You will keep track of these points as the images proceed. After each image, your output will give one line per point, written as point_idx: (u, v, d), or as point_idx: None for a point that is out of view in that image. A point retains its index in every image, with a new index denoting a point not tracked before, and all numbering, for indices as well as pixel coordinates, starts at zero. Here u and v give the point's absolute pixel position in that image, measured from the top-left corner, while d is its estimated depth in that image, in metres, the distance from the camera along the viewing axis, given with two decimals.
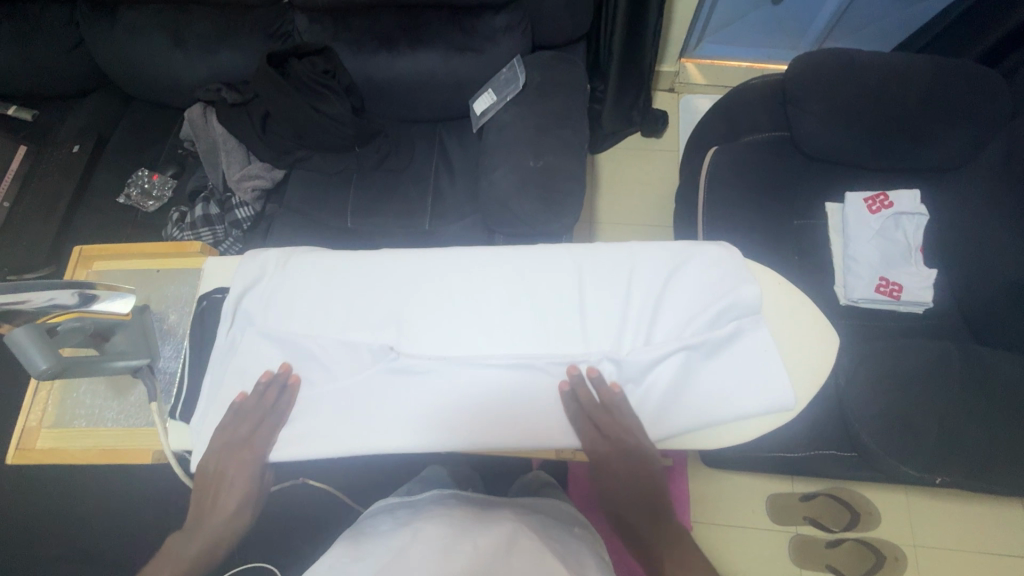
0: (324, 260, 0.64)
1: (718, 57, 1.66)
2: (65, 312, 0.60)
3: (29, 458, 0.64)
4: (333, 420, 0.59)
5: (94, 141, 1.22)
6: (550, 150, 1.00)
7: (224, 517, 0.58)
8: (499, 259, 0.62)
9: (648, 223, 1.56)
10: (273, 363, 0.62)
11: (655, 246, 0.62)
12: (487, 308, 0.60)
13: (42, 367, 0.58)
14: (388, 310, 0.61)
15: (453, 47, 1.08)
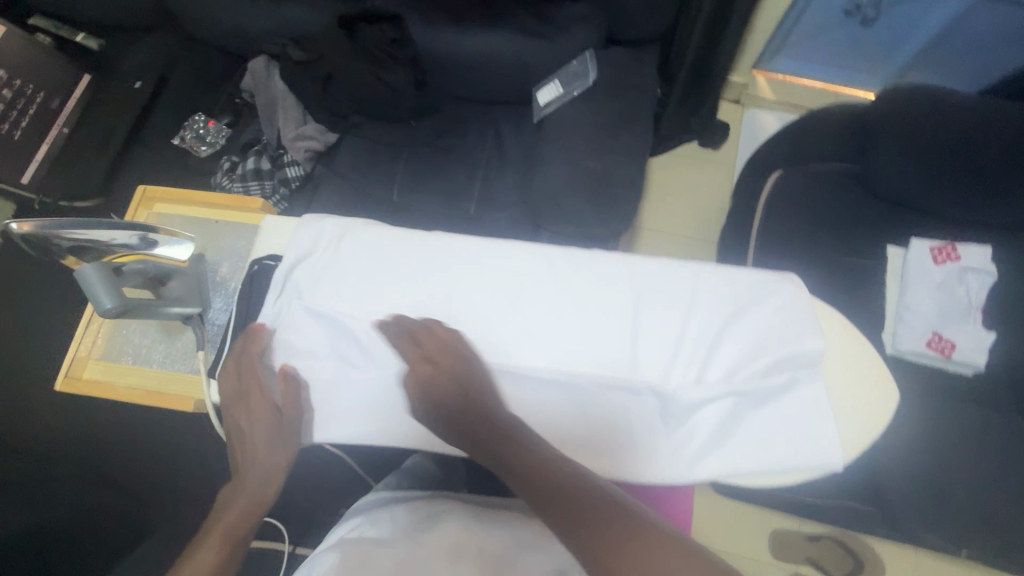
0: (377, 241, 0.63)
1: (791, 73, 1.59)
2: (130, 254, 0.57)
3: (76, 388, 0.61)
4: (372, 409, 0.59)
5: (155, 80, 1.23)
6: (610, 154, 0.98)
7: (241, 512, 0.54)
8: (554, 267, 0.60)
9: (691, 235, 1.52)
10: (312, 340, 0.60)
11: (720, 280, 0.59)
12: (537, 316, 0.58)
13: (108, 306, 0.54)
14: (439, 302, 0.60)
15: (524, 32, 1.05)
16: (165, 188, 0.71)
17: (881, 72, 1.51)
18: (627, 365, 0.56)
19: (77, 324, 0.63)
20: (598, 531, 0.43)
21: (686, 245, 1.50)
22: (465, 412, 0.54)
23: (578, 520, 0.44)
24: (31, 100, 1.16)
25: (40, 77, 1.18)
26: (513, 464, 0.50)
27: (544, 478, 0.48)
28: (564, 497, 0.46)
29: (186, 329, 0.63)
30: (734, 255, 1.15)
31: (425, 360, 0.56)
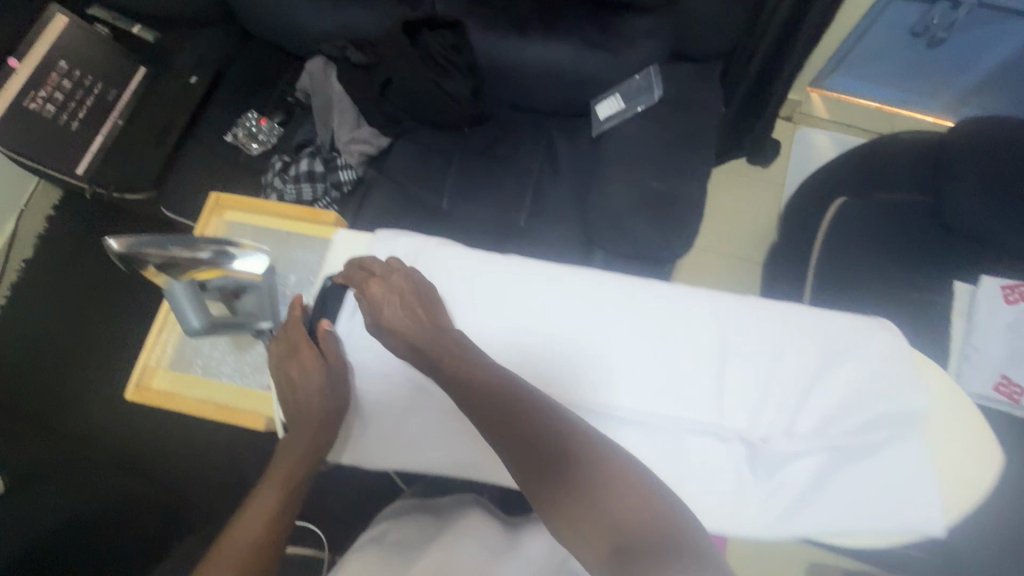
0: (454, 261, 0.62)
1: (848, 92, 1.53)
2: (212, 269, 0.58)
3: (144, 395, 0.61)
4: (436, 438, 0.59)
5: (211, 76, 1.24)
6: (675, 174, 0.96)
7: (290, 476, 0.56)
8: (637, 299, 0.58)
9: (738, 256, 1.47)
10: (388, 364, 0.62)
11: (814, 322, 0.56)
12: (618, 351, 0.56)
13: (194, 324, 0.55)
14: (512, 331, 0.59)
15: (588, 43, 1.02)
16: (240, 198, 0.70)
17: (945, 94, 1.45)
18: (714, 408, 0.54)
19: (149, 331, 0.64)
20: (549, 457, 0.46)
21: (731, 266, 1.45)
22: (407, 329, 0.56)
23: (529, 444, 0.47)
24: (89, 91, 1.17)
25: (98, 69, 1.18)
26: (490, 405, 0.50)
27: (495, 403, 0.50)
28: (518, 421, 0.48)
29: (257, 341, 0.63)
30: (791, 283, 1.10)
31: (376, 281, 0.58)
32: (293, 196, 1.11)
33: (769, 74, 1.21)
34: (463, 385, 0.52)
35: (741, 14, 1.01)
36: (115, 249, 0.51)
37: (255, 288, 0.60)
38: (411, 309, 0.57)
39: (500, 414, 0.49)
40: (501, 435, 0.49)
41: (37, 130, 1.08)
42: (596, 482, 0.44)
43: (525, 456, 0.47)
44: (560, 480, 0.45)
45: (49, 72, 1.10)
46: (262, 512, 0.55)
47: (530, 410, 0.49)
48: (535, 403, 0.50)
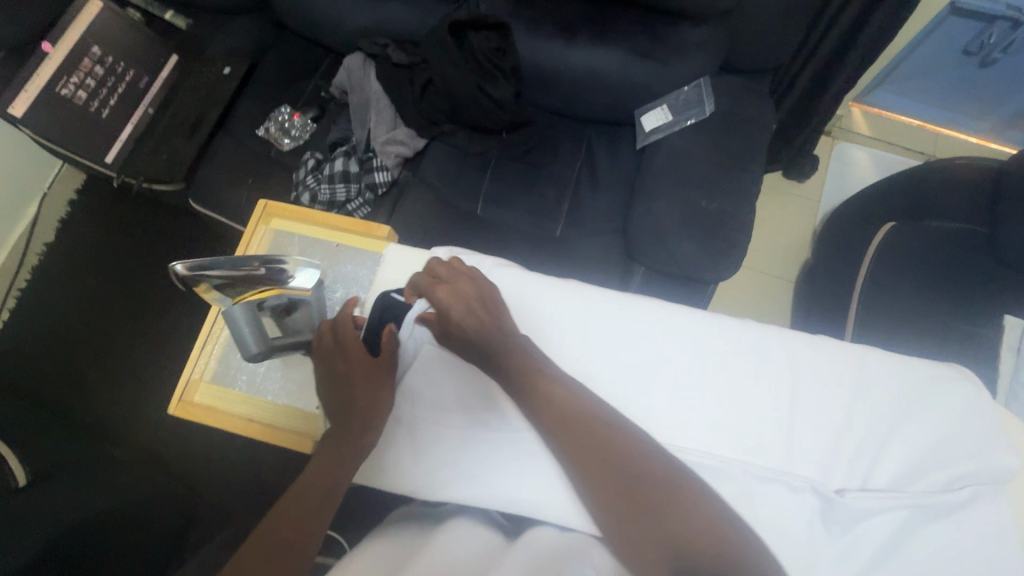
0: (522, 286, 0.65)
1: (889, 108, 1.48)
2: (267, 288, 0.60)
3: (189, 408, 0.67)
4: (498, 465, 0.61)
5: (245, 67, 1.21)
6: (724, 194, 0.93)
7: (326, 474, 0.58)
8: (709, 335, 0.60)
9: (773, 274, 1.40)
10: (456, 390, 0.63)
11: (889, 371, 0.57)
12: (687, 386, 0.59)
13: (253, 350, 0.60)
14: (576, 359, 0.61)
15: (638, 52, 0.98)
16: (289, 207, 0.76)
17: (991, 116, 1.40)
18: (786, 457, 0.56)
19: (194, 347, 0.69)
20: (619, 471, 0.52)
21: (763, 283, 1.39)
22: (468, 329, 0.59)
23: (602, 457, 0.53)
24: (120, 78, 1.14)
25: (130, 55, 1.16)
26: (549, 411, 0.55)
27: (570, 420, 0.55)
28: (592, 438, 0.53)
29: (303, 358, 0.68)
30: (833, 308, 1.06)
31: (445, 287, 0.60)
32: (327, 195, 1.08)
33: (817, 89, 1.17)
34: (536, 402, 0.56)
35: (799, 28, 0.97)
36: (181, 272, 0.55)
37: (305, 303, 0.62)
38: (479, 315, 0.60)
39: (576, 430, 0.54)
40: (574, 448, 0.54)
41: (66, 117, 1.06)
42: (658, 493, 0.51)
43: (596, 469, 0.53)
44: (629, 494, 0.51)
45: (82, 58, 1.08)
46: (296, 510, 0.56)
47: (603, 428, 0.54)
48: (605, 420, 0.55)
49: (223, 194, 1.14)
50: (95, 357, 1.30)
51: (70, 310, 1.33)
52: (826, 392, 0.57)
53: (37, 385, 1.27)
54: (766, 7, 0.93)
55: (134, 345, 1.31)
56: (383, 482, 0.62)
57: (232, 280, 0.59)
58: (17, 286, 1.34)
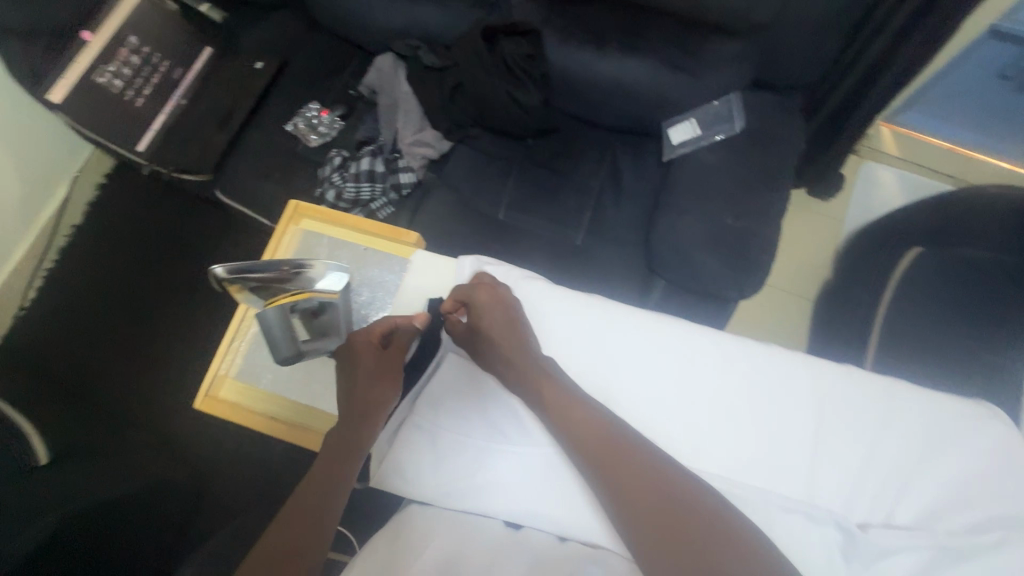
0: (551, 300, 0.67)
1: (919, 130, 1.44)
2: (297, 293, 0.61)
3: (213, 402, 0.71)
4: (521, 478, 0.62)
5: (276, 63, 1.23)
6: (751, 213, 0.92)
7: (332, 476, 0.58)
8: (736, 361, 0.61)
9: (791, 291, 1.38)
10: (477, 398, 0.66)
11: (920, 407, 0.58)
12: (711, 412, 0.60)
13: (284, 352, 0.63)
14: (602, 375, 0.63)
15: (669, 63, 0.98)
16: (317, 209, 0.80)
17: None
18: (809, 488, 0.57)
19: (222, 343, 0.73)
20: (659, 505, 0.50)
21: (781, 299, 1.37)
22: (496, 336, 0.63)
23: (641, 488, 0.51)
24: (155, 68, 1.16)
25: (166, 46, 1.18)
26: (591, 439, 0.55)
27: (605, 449, 0.54)
28: (629, 469, 0.52)
29: (325, 361, 0.71)
30: (853, 330, 1.04)
31: (483, 291, 0.65)
32: (352, 193, 1.09)
33: (848, 107, 1.15)
34: (568, 425, 0.56)
35: (834, 46, 0.96)
36: (219, 275, 0.60)
37: (333, 307, 0.64)
38: (513, 326, 0.64)
39: (612, 459, 0.53)
40: (609, 478, 0.53)
41: (100, 105, 1.08)
42: (701, 528, 0.49)
43: (634, 501, 0.51)
44: (670, 530, 0.49)
45: (119, 47, 1.10)
46: (302, 515, 0.56)
47: (638, 458, 0.53)
48: (640, 451, 0.54)
49: (249, 186, 1.16)
50: (118, 340, 1.32)
51: (95, 292, 1.36)
52: (853, 425, 0.58)
53: (61, 365, 1.30)
54: (802, 24, 0.92)
55: (156, 329, 1.33)
56: (402, 485, 0.64)
57: (265, 282, 0.63)
58: (44, 266, 1.37)
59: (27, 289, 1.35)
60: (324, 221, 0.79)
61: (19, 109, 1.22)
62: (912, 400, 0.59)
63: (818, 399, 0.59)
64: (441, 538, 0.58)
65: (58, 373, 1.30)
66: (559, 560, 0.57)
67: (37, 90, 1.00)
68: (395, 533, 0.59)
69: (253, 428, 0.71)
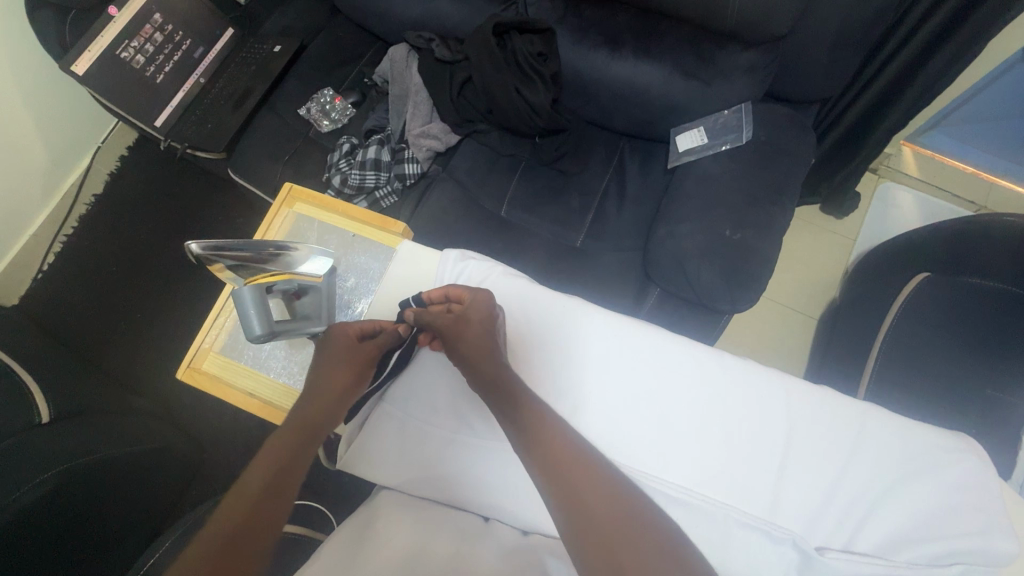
0: (531, 300, 0.69)
1: (942, 151, 1.41)
2: (278, 274, 0.67)
3: (196, 375, 0.74)
4: (489, 470, 0.64)
5: (295, 46, 1.24)
6: (752, 226, 0.90)
7: (288, 458, 0.54)
8: (706, 373, 0.63)
9: (795, 308, 1.36)
10: (449, 394, 0.67)
11: (891, 437, 0.59)
12: (678, 422, 0.62)
13: (257, 330, 0.65)
14: (578, 375, 0.65)
15: (682, 69, 0.96)
16: (310, 192, 0.83)
17: None
18: (770, 506, 0.58)
19: (208, 318, 0.76)
20: (604, 525, 0.46)
21: (784, 316, 1.35)
22: (475, 356, 0.60)
23: (589, 504, 0.47)
24: (177, 46, 1.19)
25: (189, 25, 1.20)
26: (547, 456, 0.50)
27: (562, 458, 0.50)
28: (581, 483, 0.48)
29: (309, 343, 0.73)
30: (852, 352, 1.02)
31: (480, 297, 0.65)
32: (356, 180, 1.10)
33: (866, 125, 1.12)
34: (535, 434, 0.52)
35: (852, 61, 0.94)
36: (197, 252, 0.62)
37: (314, 289, 0.69)
38: (487, 336, 0.61)
39: (569, 468, 0.49)
40: (560, 489, 0.48)
41: (121, 78, 1.11)
42: (646, 554, 0.44)
43: (578, 518, 0.46)
44: (615, 553, 0.44)
45: (143, 24, 1.13)
46: (247, 495, 0.51)
47: (594, 475, 0.49)
48: (598, 468, 0.50)
49: (259, 167, 1.18)
50: (127, 308, 1.37)
51: (109, 260, 1.40)
52: (818, 447, 0.59)
53: (73, 328, 1.35)
54: (821, 37, 0.90)
55: (163, 301, 1.37)
56: (371, 470, 0.66)
57: (245, 262, 0.67)
58: (63, 233, 1.42)
59: (46, 253, 1.40)
60: (315, 205, 0.82)
61: (49, 77, 1.26)
62: (883, 430, 0.59)
63: (786, 418, 0.60)
64: (410, 517, 0.60)
65: (69, 337, 1.34)
66: (521, 552, 0.57)
67: (63, 61, 1.04)
68: (362, 519, 0.61)
69: (233, 402, 0.74)
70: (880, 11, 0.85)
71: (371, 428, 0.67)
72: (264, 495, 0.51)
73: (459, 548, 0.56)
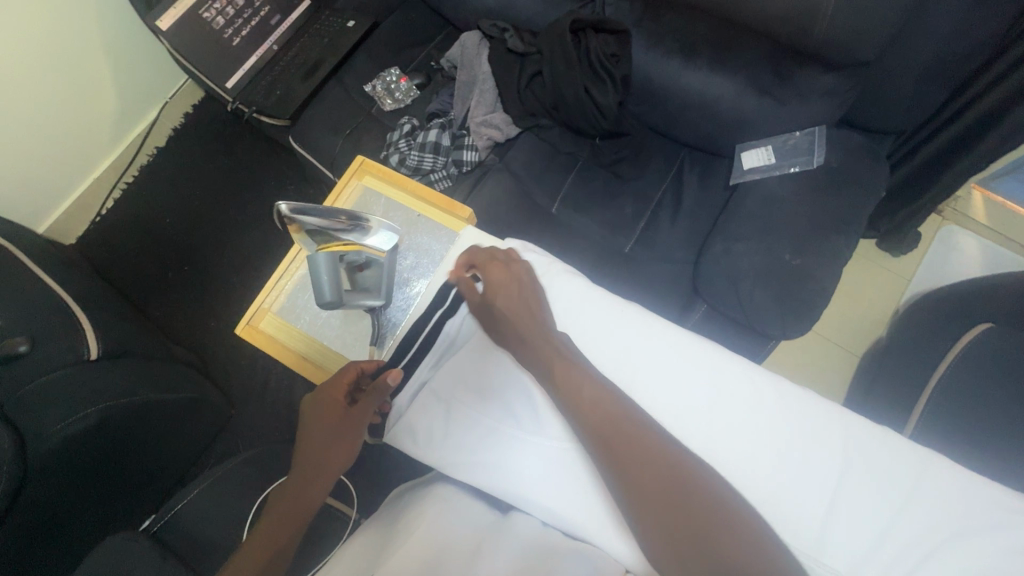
0: (590, 301, 0.70)
1: (1015, 200, 1.34)
2: (350, 244, 0.71)
3: (252, 331, 0.77)
4: (524, 459, 0.64)
5: (369, 23, 1.26)
6: (813, 252, 0.87)
7: (297, 492, 0.64)
8: (759, 392, 0.63)
9: (837, 342, 1.31)
10: (485, 378, 0.68)
11: (954, 488, 0.57)
12: (728, 443, 0.61)
13: (325, 296, 0.68)
14: (628, 362, 0.66)
15: (757, 86, 0.94)
16: (379, 166, 0.85)
17: None
18: (815, 541, 0.57)
19: (268, 280, 0.79)
20: (670, 496, 0.50)
21: (827, 349, 1.31)
22: (522, 292, 0.67)
23: (638, 470, 0.52)
24: (256, 12, 1.22)
25: None
26: (593, 418, 0.56)
27: (616, 437, 0.54)
28: (638, 449, 0.53)
29: (364, 316, 0.76)
30: None
31: (493, 265, 0.69)
32: (414, 161, 1.11)
33: (938, 164, 1.08)
34: (569, 386, 0.58)
35: (940, 94, 0.90)
36: (283, 210, 0.68)
37: (378, 264, 0.73)
38: (524, 299, 0.67)
39: (625, 446, 0.53)
40: (618, 467, 0.53)
41: (201, 40, 1.17)
42: (711, 519, 0.49)
43: (629, 481, 0.52)
44: (680, 520, 0.49)
45: None
46: (266, 528, 0.61)
47: (649, 443, 0.53)
48: (652, 437, 0.54)
49: (321, 138, 1.20)
50: (176, 261, 1.41)
51: (165, 213, 1.45)
52: (868, 483, 0.58)
53: (126, 275, 1.41)
54: (911, 67, 0.87)
55: (212, 258, 1.41)
56: (416, 448, 0.67)
57: (324, 229, 0.72)
58: (124, 181, 1.47)
59: (107, 198, 1.46)
60: (383, 179, 0.84)
61: (133, 30, 1.31)
62: (944, 478, 0.57)
63: (841, 450, 0.60)
64: (432, 504, 0.61)
65: (121, 282, 1.40)
66: (544, 553, 0.56)
67: (150, 16, 1.12)
68: (391, 519, 0.62)
69: (283, 362, 0.77)
70: (977, 46, 0.82)
71: (416, 414, 0.69)
72: (279, 525, 0.61)
73: (478, 546, 0.55)
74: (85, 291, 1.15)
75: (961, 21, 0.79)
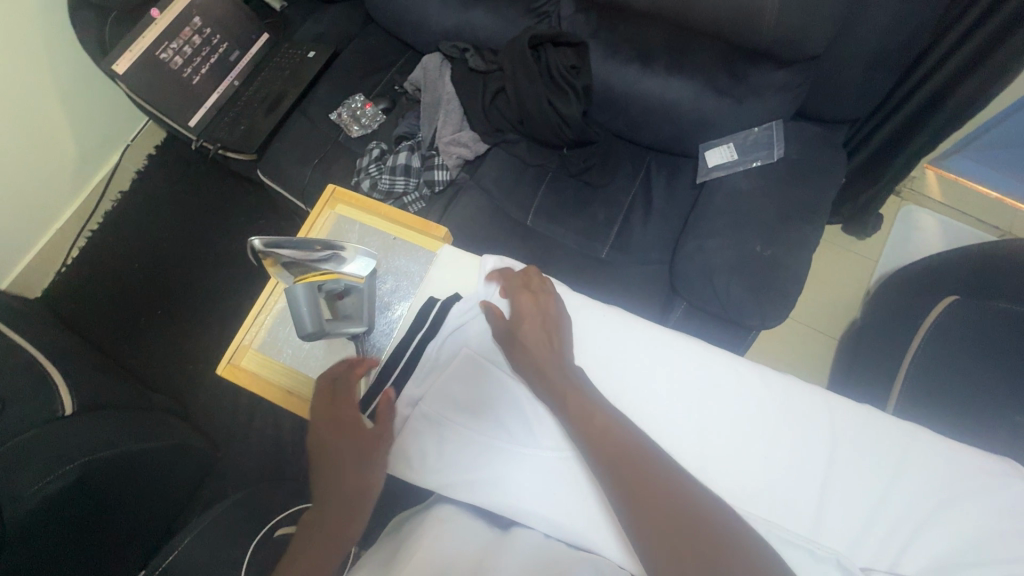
0: (572, 309, 0.71)
1: (966, 175, 1.41)
2: (328, 273, 0.70)
3: (234, 370, 0.76)
4: (521, 474, 0.64)
5: (330, 53, 1.27)
6: (782, 242, 0.90)
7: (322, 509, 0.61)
8: (743, 380, 0.64)
9: (815, 327, 1.35)
10: (476, 398, 0.68)
11: (938, 457, 0.59)
12: (718, 433, 0.63)
13: (308, 327, 0.68)
14: (616, 366, 0.67)
15: (713, 86, 0.97)
16: (352, 193, 0.85)
17: None
18: (813, 524, 0.58)
19: (247, 316, 0.78)
20: (677, 522, 0.52)
21: (806, 335, 1.34)
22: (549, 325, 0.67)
23: (645, 495, 0.53)
24: (214, 49, 1.22)
25: (226, 29, 1.24)
26: (605, 446, 0.57)
27: (625, 463, 0.56)
28: (645, 476, 0.55)
29: (348, 343, 0.75)
30: (878, 370, 0.99)
31: (526, 295, 0.68)
32: (386, 184, 1.12)
33: (891, 148, 1.12)
34: (585, 420, 0.59)
35: (885, 80, 0.94)
36: (257, 245, 0.67)
37: (357, 290, 0.72)
38: (553, 330, 0.67)
39: (633, 470, 0.55)
40: (627, 494, 0.54)
41: (160, 78, 1.15)
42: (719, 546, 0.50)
43: (639, 509, 0.53)
44: (689, 546, 0.50)
45: (183, 27, 1.17)
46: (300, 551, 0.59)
47: (657, 471, 0.55)
48: (655, 459, 0.56)
49: (289, 169, 1.20)
50: (150, 305, 1.38)
51: (134, 258, 1.42)
52: (859, 461, 0.60)
53: (96, 324, 1.36)
54: (856, 58, 0.91)
55: (187, 300, 1.38)
56: (411, 472, 0.66)
57: (299, 260, 0.71)
58: (89, 229, 1.44)
59: (72, 247, 1.42)
60: (356, 204, 0.84)
61: (89, 76, 1.30)
62: (930, 450, 0.59)
63: (828, 429, 0.61)
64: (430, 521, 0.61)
65: (91, 332, 1.36)
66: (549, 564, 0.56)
67: (105, 60, 1.07)
68: (390, 547, 0.60)
69: (269, 398, 0.75)
70: (913, 33, 0.86)
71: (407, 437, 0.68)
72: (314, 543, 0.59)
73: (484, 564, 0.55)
74: (54, 344, 1.12)
75: (894, 12, 0.84)
